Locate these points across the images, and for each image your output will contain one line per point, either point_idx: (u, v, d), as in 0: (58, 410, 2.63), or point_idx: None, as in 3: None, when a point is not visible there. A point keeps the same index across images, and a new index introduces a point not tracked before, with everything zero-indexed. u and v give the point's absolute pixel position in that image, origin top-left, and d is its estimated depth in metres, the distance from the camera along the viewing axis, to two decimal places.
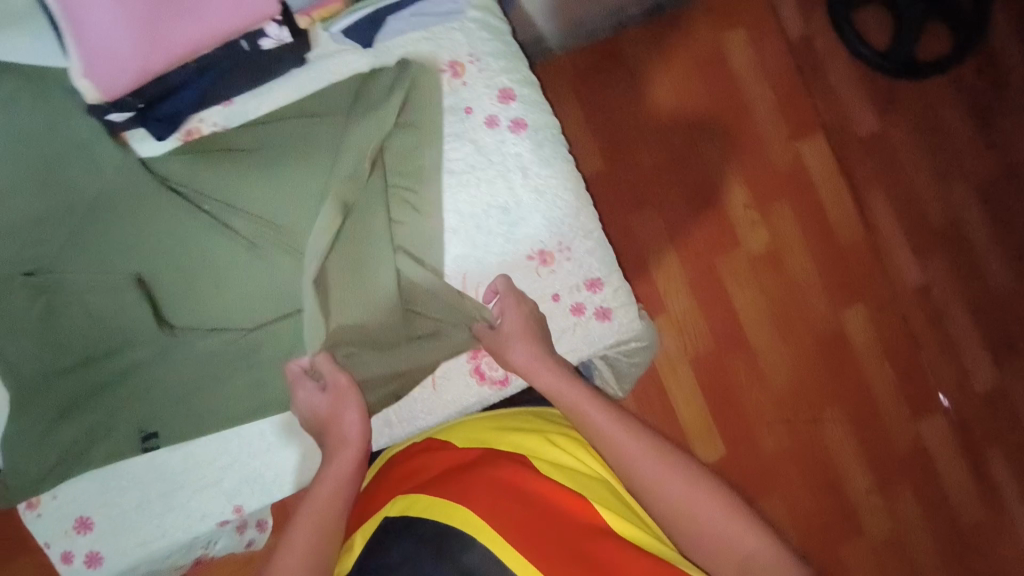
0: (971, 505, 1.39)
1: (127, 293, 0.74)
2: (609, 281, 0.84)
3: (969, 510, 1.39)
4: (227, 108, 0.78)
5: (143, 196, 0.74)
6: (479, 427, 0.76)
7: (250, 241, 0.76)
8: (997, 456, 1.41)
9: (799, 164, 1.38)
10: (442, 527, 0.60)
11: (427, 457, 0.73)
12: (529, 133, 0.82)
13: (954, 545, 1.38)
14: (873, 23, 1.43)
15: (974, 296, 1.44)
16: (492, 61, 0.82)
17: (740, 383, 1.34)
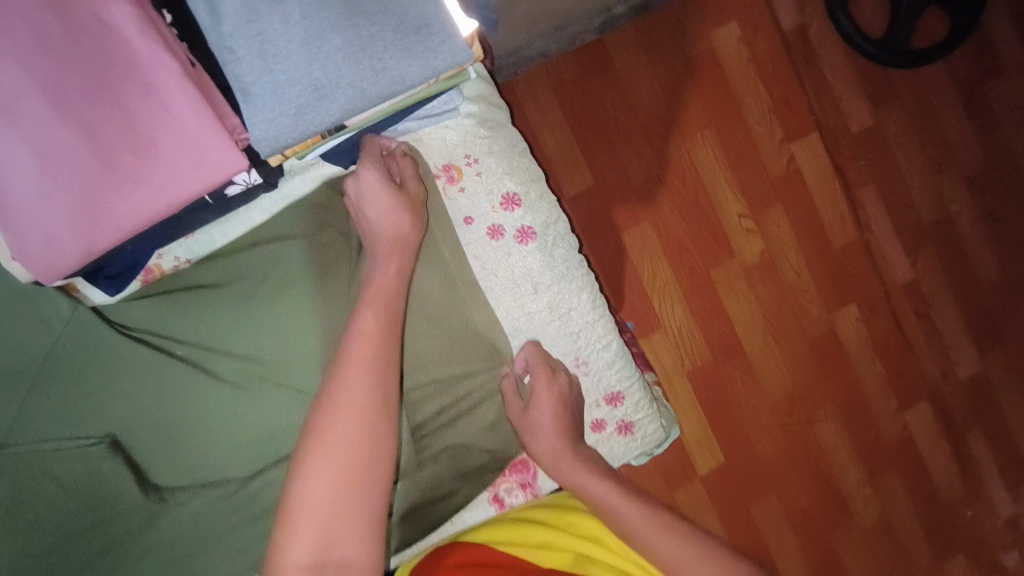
0: (948, 481, 1.63)
1: (103, 460, 0.68)
2: (630, 392, 0.77)
3: (948, 486, 1.63)
4: (189, 240, 0.68)
5: (109, 351, 0.68)
6: (505, 529, 0.73)
7: (237, 385, 0.71)
8: (975, 432, 1.65)
9: (794, 166, 1.52)
10: None
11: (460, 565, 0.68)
12: (537, 242, 0.73)
13: (934, 513, 1.63)
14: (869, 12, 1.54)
15: (958, 285, 1.64)
16: (493, 161, 0.72)
17: (740, 396, 1.52)
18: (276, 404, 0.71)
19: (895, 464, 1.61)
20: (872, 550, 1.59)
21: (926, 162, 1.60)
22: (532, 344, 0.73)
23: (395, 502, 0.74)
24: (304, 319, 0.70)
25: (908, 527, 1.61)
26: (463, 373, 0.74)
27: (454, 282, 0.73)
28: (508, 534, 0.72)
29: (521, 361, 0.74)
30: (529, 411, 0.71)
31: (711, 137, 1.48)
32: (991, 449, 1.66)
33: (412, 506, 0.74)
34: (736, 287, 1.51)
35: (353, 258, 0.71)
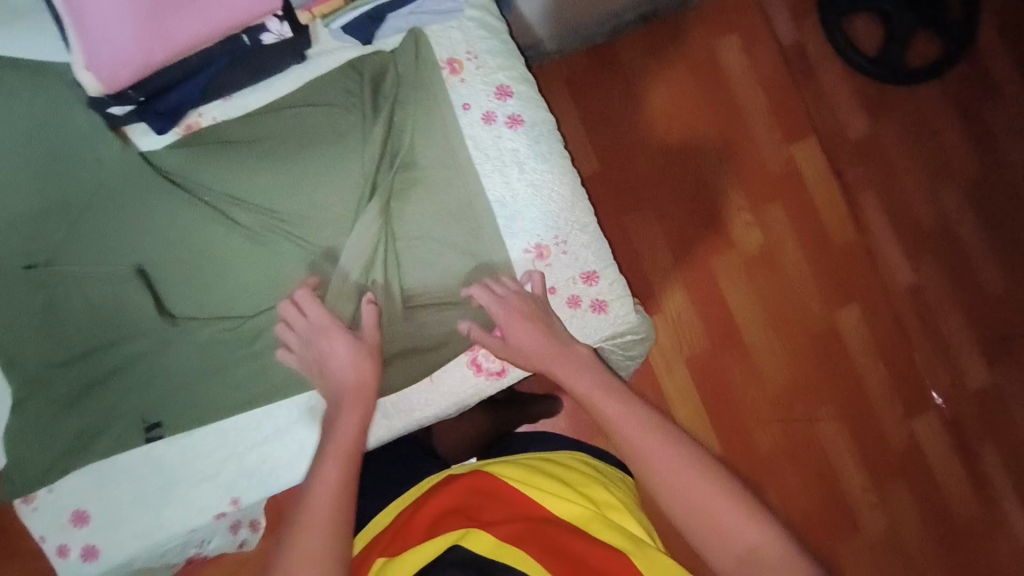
0: (964, 502, 1.51)
1: (129, 283, 0.77)
2: (604, 274, 0.84)
3: (963, 507, 1.51)
4: (226, 102, 0.81)
5: (145, 188, 0.78)
6: (518, 470, 0.72)
7: (252, 231, 0.80)
8: (991, 453, 1.54)
9: (792, 166, 1.56)
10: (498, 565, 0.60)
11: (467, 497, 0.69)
12: (525, 128, 0.83)
13: (950, 536, 1.50)
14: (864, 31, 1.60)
15: (967, 295, 1.58)
16: (490, 58, 0.84)
17: (737, 384, 1.50)
18: (281, 252, 0.80)
19: (901, 473, 1.51)
20: (878, 565, 1.48)
21: (925, 171, 1.60)
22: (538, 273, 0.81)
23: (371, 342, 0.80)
24: (318, 180, 0.80)
25: (919, 550, 1.49)
26: (452, 234, 0.82)
27: (454, 151, 0.82)
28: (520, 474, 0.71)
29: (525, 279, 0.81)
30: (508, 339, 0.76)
31: (712, 135, 1.55)
32: (1010, 472, 1.53)
33: (402, 352, 0.81)
34: (733, 276, 1.52)
35: (361, 124, 0.81)
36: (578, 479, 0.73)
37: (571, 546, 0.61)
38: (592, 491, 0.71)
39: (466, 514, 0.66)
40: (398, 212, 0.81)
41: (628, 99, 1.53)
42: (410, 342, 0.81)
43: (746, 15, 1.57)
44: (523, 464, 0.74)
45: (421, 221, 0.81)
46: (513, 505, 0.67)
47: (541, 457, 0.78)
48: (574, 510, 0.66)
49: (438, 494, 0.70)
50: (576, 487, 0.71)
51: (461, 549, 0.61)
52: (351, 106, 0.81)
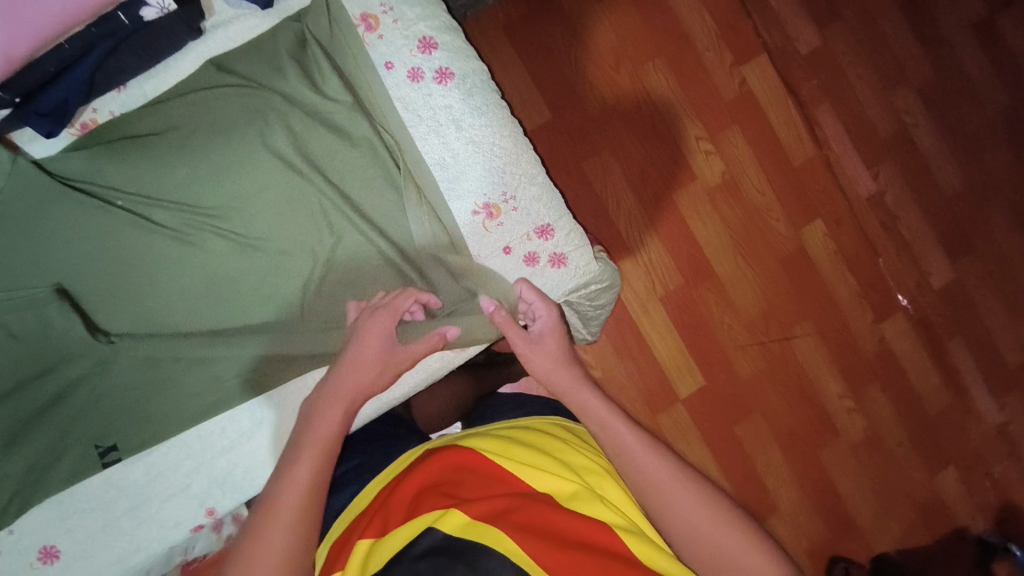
0: (936, 396, 1.57)
1: (50, 306, 0.71)
2: (559, 226, 0.80)
3: (935, 400, 1.57)
4: (121, 94, 0.73)
5: (50, 200, 0.71)
6: (494, 442, 0.70)
7: (177, 232, 0.74)
8: (957, 345, 1.59)
9: (745, 87, 1.52)
10: (473, 544, 0.57)
11: (442, 474, 0.67)
12: (456, 82, 0.77)
13: (924, 429, 1.56)
14: None
15: (924, 196, 1.59)
16: (406, 9, 0.77)
17: (714, 315, 1.50)
18: (215, 250, 0.74)
19: (875, 376, 1.55)
20: (861, 467, 1.53)
21: (876, 77, 1.57)
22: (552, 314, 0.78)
23: (314, 336, 0.76)
24: (240, 165, 0.73)
25: (897, 445, 1.55)
26: (397, 205, 0.78)
27: (391, 115, 0.76)
28: (494, 445, 0.69)
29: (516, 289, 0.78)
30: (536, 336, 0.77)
31: (662, 66, 1.49)
32: (975, 360, 1.59)
33: None
34: (700, 208, 1.50)
35: (277, 98, 0.74)
36: (555, 445, 0.71)
37: (545, 519, 0.60)
38: (567, 456, 0.70)
39: (443, 491, 0.64)
40: (336, 189, 0.76)
41: (570, 37, 1.45)
42: None
43: None
44: (497, 436, 0.72)
45: (360, 197, 0.77)
46: (491, 481, 0.65)
47: (515, 423, 0.77)
48: (547, 478, 0.65)
49: (416, 471, 0.68)
50: (554, 456, 0.69)
51: (438, 531, 0.59)
52: (262, 80, 0.74)
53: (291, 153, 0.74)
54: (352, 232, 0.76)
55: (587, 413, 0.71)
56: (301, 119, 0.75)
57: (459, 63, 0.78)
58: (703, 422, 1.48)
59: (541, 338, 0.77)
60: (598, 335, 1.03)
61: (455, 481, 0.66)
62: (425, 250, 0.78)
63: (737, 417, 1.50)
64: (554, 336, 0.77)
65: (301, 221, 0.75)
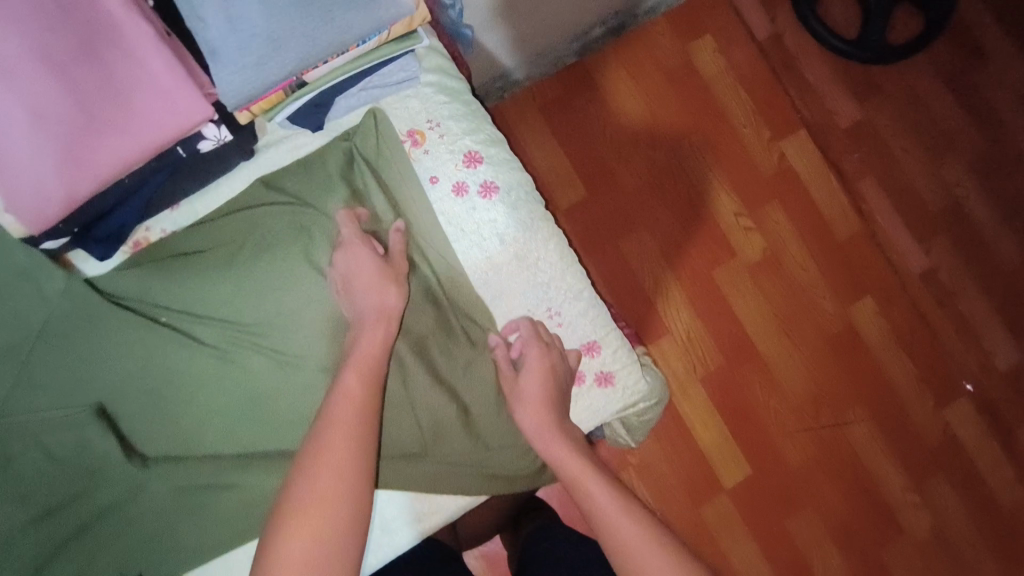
0: (1013, 493, 1.42)
1: (89, 427, 0.70)
2: (606, 341, 0.77)
3: (1012, 497, 1.41)
4: (174, 212, 0.74)
5: (96, 320, 0.71)
6: None
7: (217, 348, 0.73)
8: None
9: (785, 163, 1.48)
10: None
11: None
12: (501, 195, 0.76)
13: (1001, 531, 1.40)
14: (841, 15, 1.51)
15: (983, 273, 1.49)
16: (453, 123, 0.77)
17: (759, 399, 1.41)
18: (254, 367, 0.73)
19: (939, 467, 1.42)
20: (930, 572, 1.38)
21: (923, 149, 1.50)
22: (527, 321, 0.75)
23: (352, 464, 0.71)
24: (283, 282, 0.73)
25: (970, 549, 1.39)
26: (440, 322, 0.75)
27: (436, 232, 0.75)
28: None
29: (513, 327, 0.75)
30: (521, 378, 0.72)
31: (698, 143, 1.47)
32: None
33: (404, 456, 0.73)
34: (742, 286, 1.44)
35: (325, 217, 0.74)
36: None
37: None
38: None
39: None
40: None
41: (604, 117, 1.45)
42: (432, 448, 0.74)
43: (717, 14, 1.49)
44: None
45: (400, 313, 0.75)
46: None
47: None
48: None
49: None
50: None
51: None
52: (309, 197, 0.75)
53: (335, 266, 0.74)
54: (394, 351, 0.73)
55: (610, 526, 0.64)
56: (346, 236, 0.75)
57: (502, 174, 0.77)
58: (750, 513, 1.37)
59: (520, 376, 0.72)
60: (642, 445, 0.95)
61: None
62: (468, 367, 0.75)
63: (788, 513, 1.38)
64: (535, 372, 0.71)
65: (339, 339, 0.73)
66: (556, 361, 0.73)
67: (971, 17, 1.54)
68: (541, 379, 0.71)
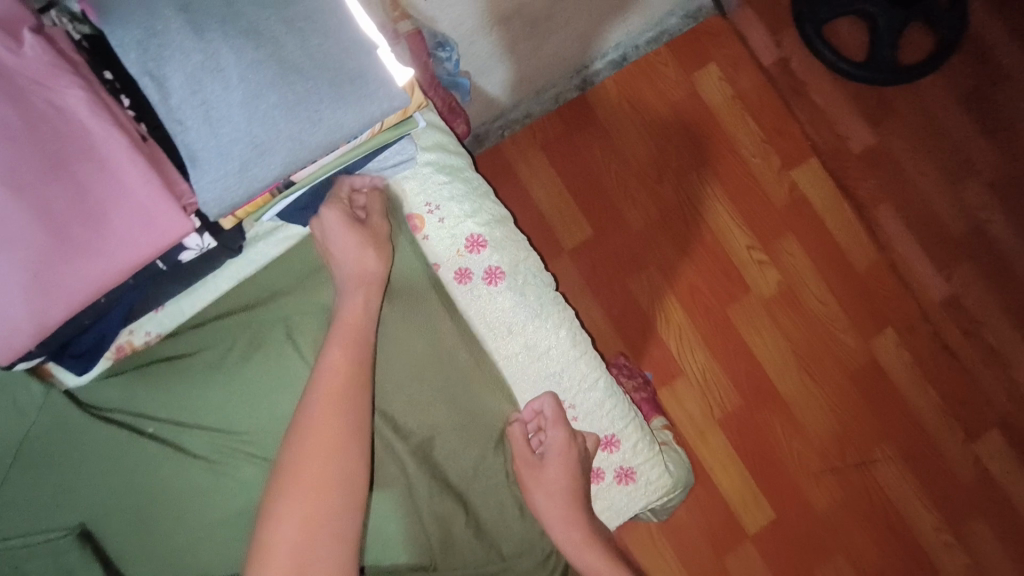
0: None
1: (71, 556, 0.64)
2: (625, 435, 0.72)
3: None
4: (159, 313, 0.69)
5: (80, 435, 0.66)
6: None
7: (208, 459, 0.68)
8: None
9: (798, 194, 1.39)
10: None
11: None
12: (507, 282, 0.71)
13: None
14: (851, 37, 1.42)
15: (1008, 298, 1.39)
16: (453, 205, 0.72)
17: (781, 442, 1.32)
18: (250, 477, 0.68)
19: (974, 507, 1.32)
20: None
21: (940, 172, 1.41)
22: (551, 399, 0.70)
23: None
24: (279, 388, 0.69)
25: None
26: (442, 419, 0.69)
27: (439, 323, 0.70)
28: None
29: (535, 408, 0.71)
30: (545, 467, 0.69)
31: (707, 175, 1.38)
32: None
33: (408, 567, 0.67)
34: (759, 324, 1.35)
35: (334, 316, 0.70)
36: None
37: None
38: None
39: None
40: (385, 400, 0.69)
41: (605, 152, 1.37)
42: (441, 558, 0.68)
43: (720, 40, 1.40)
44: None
45: (403, 415, 0.69)
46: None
47: None
48: None
49: None
50: None
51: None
52: (309, 293, 0.70)
53: None
54: (399, 457, 0.68)
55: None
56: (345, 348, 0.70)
57: (508, 258, 0.72)
58: (779, 562, 1.28)
59: (543, 459, 0.69)
60: (668, 517, 0.93)
61: None
62: (477, 468, 0.70)
63: (817, 560, 1.30)
64: (560, 464, 0.68)
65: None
66: (581, 456, 0.69)
67: (985, 31, 1.45)
68: (565, 473, 0.68)
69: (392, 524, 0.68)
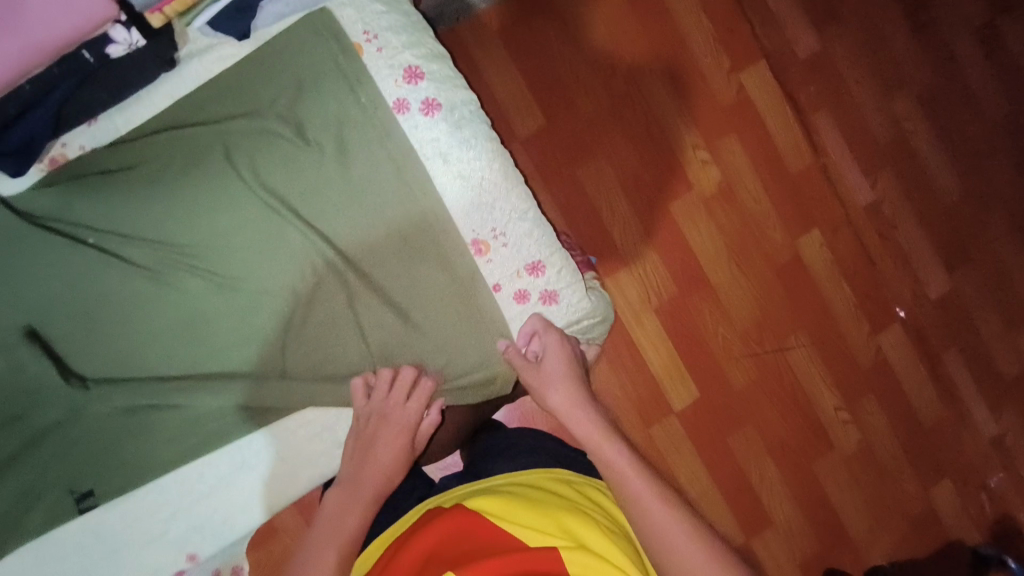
0: (928, 403, 1.41)
1: (19, 350, 0.69)
2: (551, 262, 0.78)
3: (927, 410, 1.41)
4: (92, 127, 0.70)
5: (15, 241, 0.68)
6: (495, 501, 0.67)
7: (150, 270, 0.71)
8: (953, 356, 1.44)
9: (744, 96, 1.35)
10: None
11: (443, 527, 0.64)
12: (444, 112, 0.74)
13: (922, 450, 1.40)
14: None
15: (920, 208, 1.44)
16: (391, 36, 0.73)
17: (707, 328, 1.33)
18: (193, 290, 0.72)
19: (869, 388, 1.38)
20: (861, 489, 1.37)
21: (875, 80, 1.43)
22: (543, 321, 0.77)
23: (296, 389, 0.73)
24: (216, 205, 0.70)
25: (898, 470, 1.38)
26: (380, 237, 0.74)
27: (383, 143, 0.73)
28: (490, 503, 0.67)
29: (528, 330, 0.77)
30: (543, 366, 0.76)
31: (659, 71, 1.33)
32: (971, 373, 1.44)
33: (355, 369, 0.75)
34: (695, 218, 1.33)
35: (275, 139, 0.71)
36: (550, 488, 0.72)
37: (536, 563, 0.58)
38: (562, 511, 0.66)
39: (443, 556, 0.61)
40: (326, 217, 0.73)
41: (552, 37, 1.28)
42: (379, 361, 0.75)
43: None
44: (503, 494, 0.69)
45: (341, 235, 0.74)
46: (494, 538, 0.62)
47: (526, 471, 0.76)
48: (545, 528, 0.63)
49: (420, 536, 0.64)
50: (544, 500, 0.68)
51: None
52: (250, 116, 0.71)
53: (281, 184, 0.72)
54: (341, 266, 0.73)
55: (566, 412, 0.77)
56: (274, 172, 0.71)
57: (446, 89, 0.74)
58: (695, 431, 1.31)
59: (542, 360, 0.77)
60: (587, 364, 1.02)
61: (458, 539, 0.63)
62: (413, 290, 0.76)
63: (728, 430, 1.33)
64: (559, 359, 0.76)
65: (278, 262, 0.72)
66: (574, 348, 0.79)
67: None
68: (564, 364, 0.77)
69: (335, 329, 0.74)
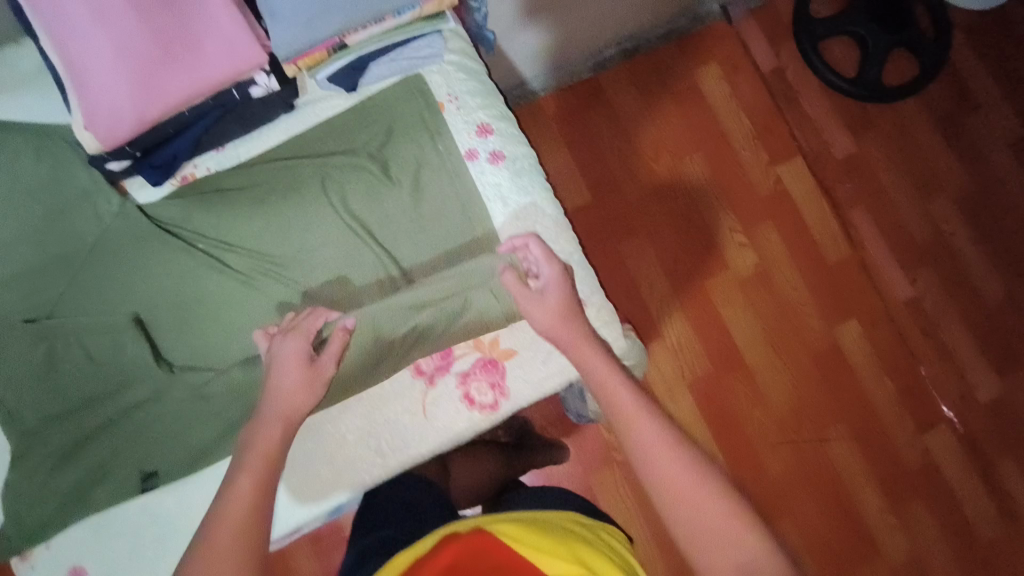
0: (990, 521, 1.31)
1: (125, 333, 0.80)
2: (591, 300, 0.85)
3: (989, 527, 1.30)
4: (219, 153, 0.84)
5: (141, 241, 0.81)
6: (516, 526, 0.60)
7: (244, 275, 0.82)
8: (1011, 468, 1.33)
9: (780, 187, 1.42)
10: None
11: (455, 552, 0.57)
12: (507, 163, 0.85)
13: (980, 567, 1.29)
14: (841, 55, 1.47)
15: (967, 308, 1.40)
16: (469, 98, 0.86)
17: (740, 406, 1.33)
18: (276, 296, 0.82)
19: (917, 491, 1.31)
20: None
21: (912, 182, 1.44)
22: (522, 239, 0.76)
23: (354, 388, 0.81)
24: (308, 224, 0.82)
25: None
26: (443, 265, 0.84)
27: (454, 185, 0.85)
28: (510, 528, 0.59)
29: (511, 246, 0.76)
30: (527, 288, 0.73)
31: (699, 159, 1.43)
32: None
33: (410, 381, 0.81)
34: (733, 299, 1.37)
35: (366, 174, 0.84)
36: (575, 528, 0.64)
37: None
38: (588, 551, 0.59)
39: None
40: (399, 241, 0.84)
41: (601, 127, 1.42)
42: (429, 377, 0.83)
43: (721, 42, 1.46)
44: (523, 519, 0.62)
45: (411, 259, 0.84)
46: (503, 572, 0.55)
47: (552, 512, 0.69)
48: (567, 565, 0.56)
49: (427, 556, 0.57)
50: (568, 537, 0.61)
51: None
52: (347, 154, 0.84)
53: (367, 215, 0.84)
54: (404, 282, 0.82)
55: (617, 412, 0.60)
56: (361, 202, 0.83)
57: (507, 142, 0.86)
58: None
59: (543, 292, 0.72)
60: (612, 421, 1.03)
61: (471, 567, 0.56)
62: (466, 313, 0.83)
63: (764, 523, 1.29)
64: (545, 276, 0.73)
65: (351, 274, 0.82)
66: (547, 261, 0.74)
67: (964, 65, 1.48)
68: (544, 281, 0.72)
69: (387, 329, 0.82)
